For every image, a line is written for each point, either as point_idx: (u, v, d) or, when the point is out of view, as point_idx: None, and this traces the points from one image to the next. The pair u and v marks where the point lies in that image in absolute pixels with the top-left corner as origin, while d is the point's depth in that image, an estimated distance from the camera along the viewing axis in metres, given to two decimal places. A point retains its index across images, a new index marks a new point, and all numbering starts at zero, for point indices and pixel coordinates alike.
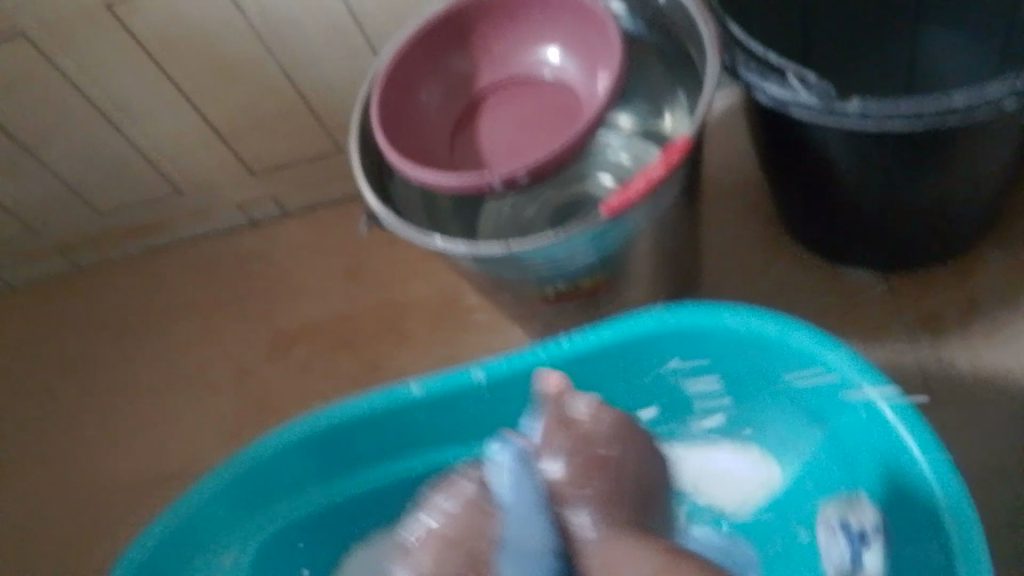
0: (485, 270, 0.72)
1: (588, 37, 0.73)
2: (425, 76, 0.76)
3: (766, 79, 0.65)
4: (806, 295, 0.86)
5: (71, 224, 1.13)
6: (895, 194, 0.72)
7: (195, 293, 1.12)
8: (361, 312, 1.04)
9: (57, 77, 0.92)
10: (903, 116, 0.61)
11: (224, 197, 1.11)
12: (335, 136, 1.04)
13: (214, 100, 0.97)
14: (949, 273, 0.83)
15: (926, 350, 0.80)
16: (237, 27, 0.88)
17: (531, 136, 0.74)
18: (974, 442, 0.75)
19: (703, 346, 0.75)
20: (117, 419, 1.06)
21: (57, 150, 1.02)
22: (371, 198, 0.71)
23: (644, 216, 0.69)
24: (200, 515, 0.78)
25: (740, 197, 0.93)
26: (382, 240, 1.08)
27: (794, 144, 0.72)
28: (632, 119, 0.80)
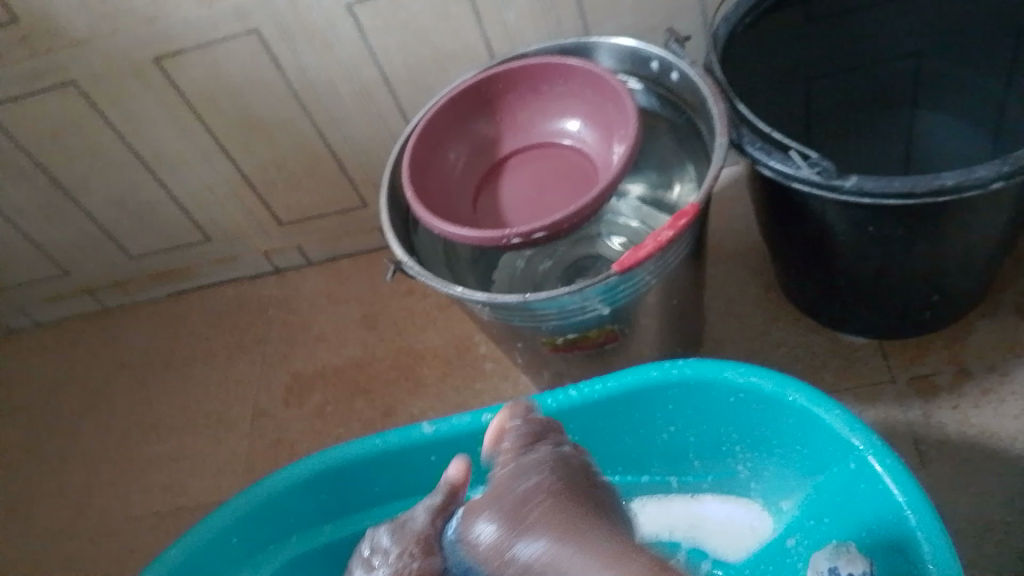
0: (499, 319, 0.75)
1: (605, 108, 0.78)
2: (453, 140, 0.82)
3: (770, 156, 0.71)
4: (804, 355, 0.91)
5: (105, 263, 1.20)
6: (890, 264, 0.78)
7: (218, 336, 1.17)
8: (376, 357, 1.08)
9: (103, 126, 0.98)
10: (897, 193, 0.67)
11: (252, 246, 1.17)
12: (360, 192, 1.09)
13: (247, 153, 1.03)
14: (940, 340, 0.88)
15: (917, 411, 0.84)
16: (276, 86, 0.94)
17: (548, 199, 0.79)
18: (964, 501, 0.78)
19: (704, 401, 0.78)
20: (135, 452, 1.10)
21: (93, 194, 1.08)
22: (396, 247, 0.74)
23: (652, 274, 0.72)
24: (214, 543, 0.80)
25: (742, 265, 0.99)
26: (401, 291, 1.13)
27: (796, 213, 0.78)
28: (644, 186, 0.88)
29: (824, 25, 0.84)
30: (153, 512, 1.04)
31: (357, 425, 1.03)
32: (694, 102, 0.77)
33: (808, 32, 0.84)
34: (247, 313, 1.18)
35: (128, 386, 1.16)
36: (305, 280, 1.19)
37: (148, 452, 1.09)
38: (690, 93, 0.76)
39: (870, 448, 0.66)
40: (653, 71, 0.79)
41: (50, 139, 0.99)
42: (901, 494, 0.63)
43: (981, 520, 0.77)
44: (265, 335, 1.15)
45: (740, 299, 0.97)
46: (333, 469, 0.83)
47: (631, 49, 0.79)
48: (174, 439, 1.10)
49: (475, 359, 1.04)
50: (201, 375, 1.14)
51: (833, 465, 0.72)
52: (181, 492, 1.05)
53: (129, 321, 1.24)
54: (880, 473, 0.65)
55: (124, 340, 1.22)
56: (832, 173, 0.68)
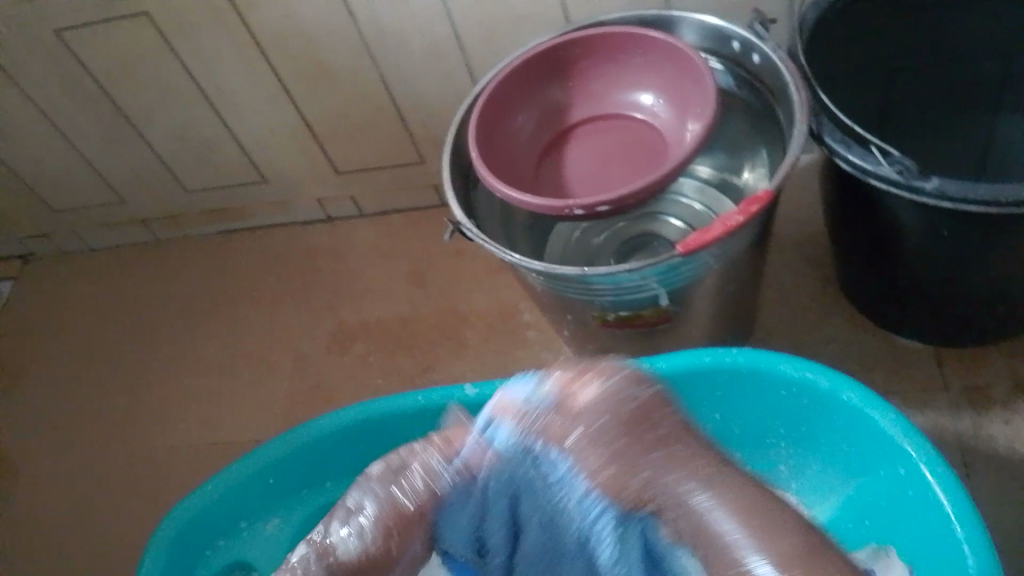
0: (553, 289, 0.75)
1: (683, 85, 0.76)
2: (523, 103, 0.80)
3: (849, 149, 0.68)
4: (855, 354, 0.89)
5: (161, 196, 1.21)
6: (959, 271, 0.75)
7: (265, 279, 1.18)
8: (420, 314, 1.08)
9: (171, 58, 0.98)
10: (979, 199, 0.65)
11: (306, 192, 1.17)
12: (419, 148, 1.09)
13: (311, 99, 1.02)
14: (999, 352, 0.86)
15: (968, 423, 0.83)
16: (347, 34, 0.93)
17: (614, 173, 0.78)
18: (1009, 518, 0.77)
19: (755, 390, 0.77)
20: (176, 384, 1.12)
21: (156, 126, 1.08)
22: (456, 207, 0.73)
23: (714, 258, 0.71)
24: (251, 483, 0.82)
25: (800, 257, 0.97)
26: (450, 250, 1.13)
27: (867, 210, 0.76)
28: (711, 168, 0.86)
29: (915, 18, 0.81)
30: (190, 444, 1.06)
31: (397, 379, 1.03)
32: (774, 87, 0.74)
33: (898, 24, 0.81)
34: (295, 259, 1.19)
35: (174, 319, 1.18)
36: (355, 230, 1.19)
37: (189, 386, 1.11)
38: (770, 76, 0.74)
39: (921, 455, 0.65)
40: (734, 50, 0.77)
41: (119, 67, 1.00)
42: (951, 505, 0.62)
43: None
44: (312, 282, 1.15)
45: (795, 291, 0.95)
46: (373, 423, 0.83)
47: (715, 27, 0.76)
48: (215, 375, 1.11)
49: (519, 326, 1.04)
50: (246, 315, 1.15)
51: (879, 469, 0.71)
52: (219, 428, 1.06)
53: (179, 256, 1.25)
54: (930, 481, 0.64)
55: (174, 274, 1.23)
56: (913, 172, 0.66)
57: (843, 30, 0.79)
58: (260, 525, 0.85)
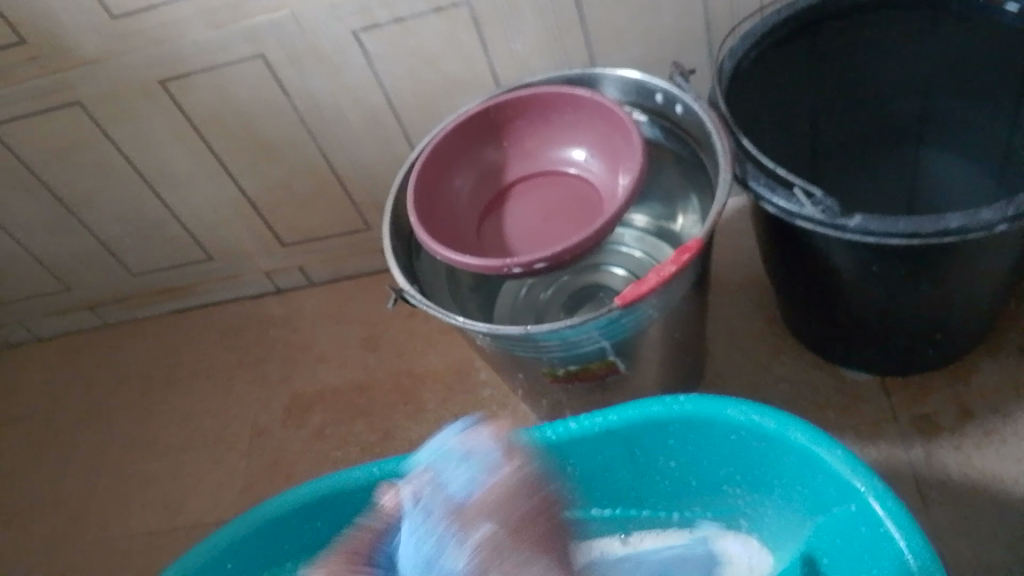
0: (500, 349, 0.75)
1: (613, 138, 0.78)
2: (459, 166, 0.81)
3: (774, 193, 0.70)
4: (806, 390, 0.90)
5: (106, 280, 1.20)
6: (893, 302, 0.77)
7: (218, 356, 1.17)
8: (375, 380, 1.08)
9: (107, 144, 0.98)
10: (901, 233, 0.67)
11: (254, 266, 1.17)
12: (364, 215, 1.09)
13: (252, 174, 1.03)
14: (944, 379, 0.88)
15: (920, 451, 0.84)
16: (283, 109, 0.94)
17: (552, 229, 0.79)
18: (966, 546, 0.77)
19: (704, 438, 0.76)
20: (130, 471, 1.09)
21: (98, 211, 1.08)
22: (397, 274, 0.74)
23: (655, 308, 0.72)
24: (208, 569, 0.79)
25: (745, 298, 0.99)
26: (401, 314, 1.13)
27: (800, 250, 0.77)
28: (647, 217, 0.88)
29: (831, 61, 0.84)
30: (146, 531, 1.03)
31: (355, 449, 1.02)
32: (698, 137, 0.76)
33: (815, 67, 0.84)
34: (247, 332, 1.18)
35: (126, 404, 1.16)
36: (307, 300, 1.19)
37: (144, 471, 1.09)
38: (695, 127, 0.76)
39: (871, 491, 0.65)
40: (658, 103, 0.79)
41: (56, 156, 1.00)
42: (902, 539, 0.62)
43: (982, 565, 0.76)
44: (265, 356, 1.14)
45: (743, 332, 0.96)
46: (329, 497, 0.82)
47: (638, 82, 0.78)
48: (170, 459, 1.09)
49: (475, 385, 1.03)
50: (199, 395, 1.14)
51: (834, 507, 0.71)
52: (176, 513, 1.04)
53: (129, 338, 1.24)
54: (880, 516, 0.64)
55: (124, 357, 1.21)
56: (836, 212, 0.68)
57: (764, 77, 0.82)
58: None
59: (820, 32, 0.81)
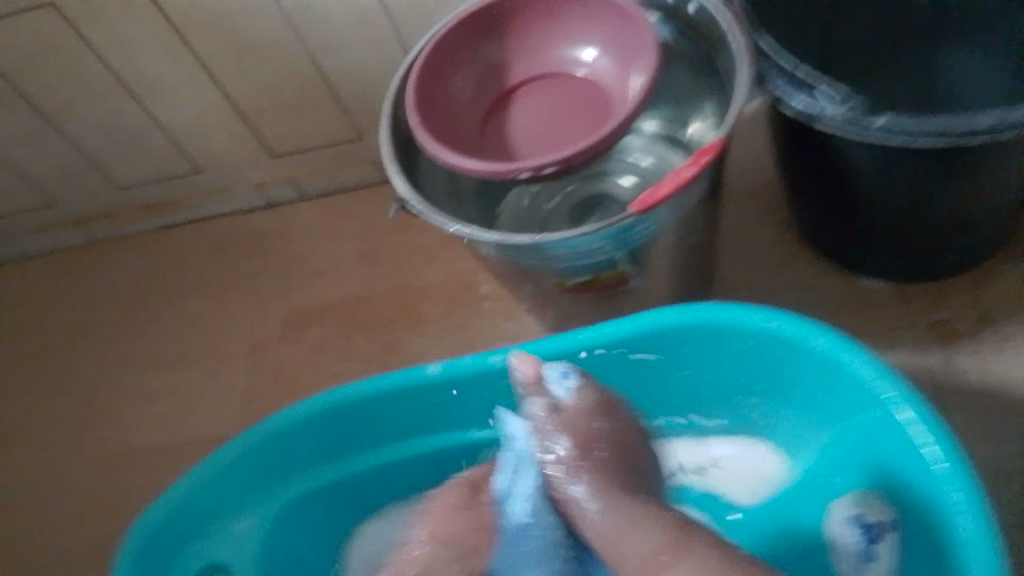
0: (507, 259, 0.72)
1: (626, 34, 0.73)
2: (460, 65, 0.76)
3: (794, 92, 0.67)
4: (820, 295, 0.88)
5: (89, 194, 1.15)
6: (914, 205, 0.74)
7: (211, 272, 1.14)
8: (374, 295, 1.05)
9: (84, 49, 0.92)
10: (928, 134, 0.63)
11: (244, 177, 1.13)
12: (357, 122, 1.04)
13: (238, 80, 0.97)
14: (961, 283, 0.85)
15: (936, 357, 0.82)
16: (267, 9, 0.88)
17: (560, 130, 0.75)
18: (983, 449, 0.76)
19: (721, 344, 0.74)
20: (125, 390, 1.07)
21: (77, 121, 1.03)
22: (399, 181, 0.70)
23: (670, 216, 0.69)
24: (217, 482, 0.79)
25: (755, 202, 0.96)
26: (397, 226, 1.09)
27: (818, 151, 0.74)
28: (658, 122, 0.84)
29: None
30: (147, 451, 1.02)
31: (357, 363, 1.00)
32: (712, 34, 0.72)
33: None
34: (240, 247, 1.14)
35: (120, 322, 1.13)
36: (301, 212, 1.15)
37: (141, 390, 1.07)
38: (707, 24, 0.72)
39: (896, 396, 0.64)
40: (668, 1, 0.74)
41: (28, 62, 0.94)
42: (929, 442, 0.61)
43: (998, 469, 0.75)
44: (260, 271, 1.11)
45: (754, 237, 0.93)
46: (337, 410, 0.80)
47: None
48: (168, 376, 1.07)
49: (477, 299, 1.01)
50: (194, 311, 1.11)
51: (856, 413, 0.70)
52: (176, 430, 1.02)
53: (118, 255, 1.20)
54: (905, 421, 0.63)
55: (112, 274, 1.18)
56: (859, 111, 0.64)
57: None
58: (232, 526, 0.82)
59: None
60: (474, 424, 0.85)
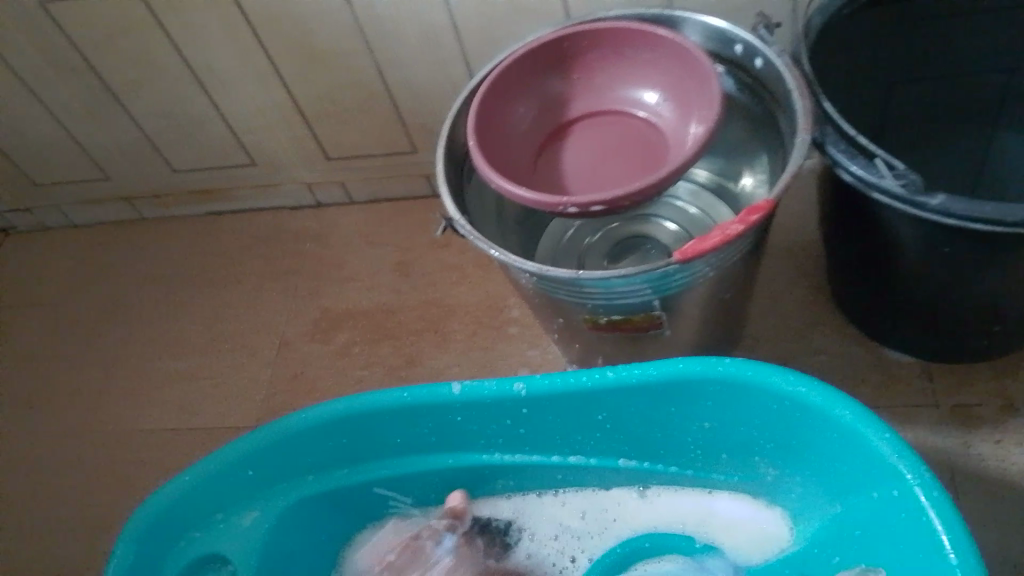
0: (543, 289, 0.73)
1: (688, 83, 0.74)
2: (523, 94, 0.78)
3: (853, 161, 0.67)
4: (846, 364, 0.88)
5: (145, 174, 1.18)
6: (954, 287, 0.74)
7: (250, 263, 1.16)
8: (404, 305, 1.06)
9: (159, 34, 0.95)
10: (984, 218, 0.63)
11: (294, 176, 1.15)
12: (412, 137, 1.07)
13: (303, 83, 1.00)
14: (990, 370, 0.85)
15: (956, 440, 0.82)
16: (342, 19, 0.91)
17: (612, 170, 0.76)
18: (995, 540, 0.76)
19: (744, 401, 0.75)
20: (152, 367, 1.10)
21: (144, 102, 1.06)
22: (448, 202, 0.71)
23: (710, 267, 0.70)
24: (227, 472, 0.80)
25: (792, 264, 0.96)
26: (437, 242, 1.11)
27: (865, 221, 0.74)
28: (708, 172, 0.86)
29: (921, 31, 0.80)
30: (164, 429, 1.04)
31: (380, 370, 1.01)
32: (776, 93, 0.73)
33: (901, 35, 0.80)
34: (282, 243, 1.17)
35: (156, 300, 1.15)
36: (344, 217, 1.17)
37: (167, 369, 1.09)
38: (773, 82, 0.73)
39: (915, 478, 0.63)
40: (737, 54, 0.75)
41: (105, 40, 0.97)
42: (943, 530, 0.60)
43: (1008, 562, 0.75)
44: (297, 268, 1.13)
45: (788, 298, 0.94)
46: (355, 417, 0.81)
47: (719, 29, 0.74)
48: (195, 360, 1.09)
49: (505, 323, 1.02)
50: (228, 299, 1.13)
51: (871, 489, 0.70)
52: (195, 414, 1.04)
53: (162, 236, 1.23)
54: (922, 505, 0.62)
55: (155, 252, 1.21)
56: (917, 188, 0.65)
57: (847, 39, 0.78)
58: (236, 517, 0.83)
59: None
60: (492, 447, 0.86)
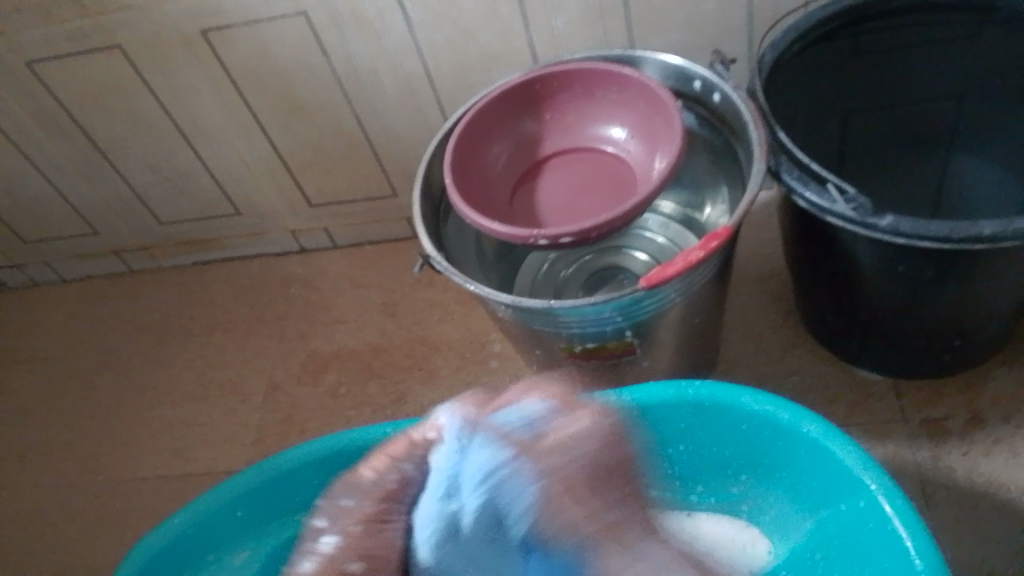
0: (519, 321, 0.75)
1: (651, 120, 0.78)
2: (497, 135, 0.82)
3: (806, 187, 0.71)
4: (819, 384, 0.91)
5: (133, 227, 1.21)
6: (914, 305, 0.77)
7: (238, 309, 1.18)
8: (389, 343, 1.09)
9: (144, 91, 0.99)
10: (931, 236, 0.67)
11: (279, 223, 1.18)
12: (393, 182, 1.10)
13: (284, 133, 1.03)
14: (957, 383, 0.88)
15: (926, 453, 0.84)
16: (320, 71, 0.94)
17: (584, 203, 0.80)
18: (967, 549, 0.78)
19: (718, 421, 0.77)
20: (143, 415, 1.11)
21: (130, 157, 1.09)
22: (427, 241, 0.74)
23: (677, 293, 0.73)
24: (217, 516, 0.82)
25: (763, 289, 0.99)
26: (420, 282, 1.14)
27: (824, 245, 0.78)
28: (674, 204, 0.89)
29: (868, 63, 0.84)
30: (156, 475, 1.05)
31: (368, 409, 1.04)
32: (734, 125, 0.77)
33: (849, 69, 0.84)
34: (269, 288, 1.19)
35: (146, 350, 1.18)
36: (329, 262, 1.20)
37: (158, 416, 1.11)
38: (730, 116, 0.77)
39: (880, 488, 0.66)
40: (696, 90, 0.79)
41: (92, 99, 1.00)
42: (910, 537, 0.63)
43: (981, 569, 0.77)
44: (285, 313, 1.16)
45: (760, 322, 0.97)
46: (344, 453, 0.83)
47: (678, 67, 0.79)
48: (187, 407, 1.11)
49: (488, 357, 1.04)
50: (217, 345, 1.15)
51: (841, 502, 0.72)
52: (187, 459, 1.06)
53: (152, 286, 1.25)
54: (889, 513, 0.64)
55: (146, 303, 1.23)
56: (868, 211, 0.68)
57: (799, 75, 0.82)
58: (229, 557, 0.85)
59: (859, 29, 0.81)
60: None
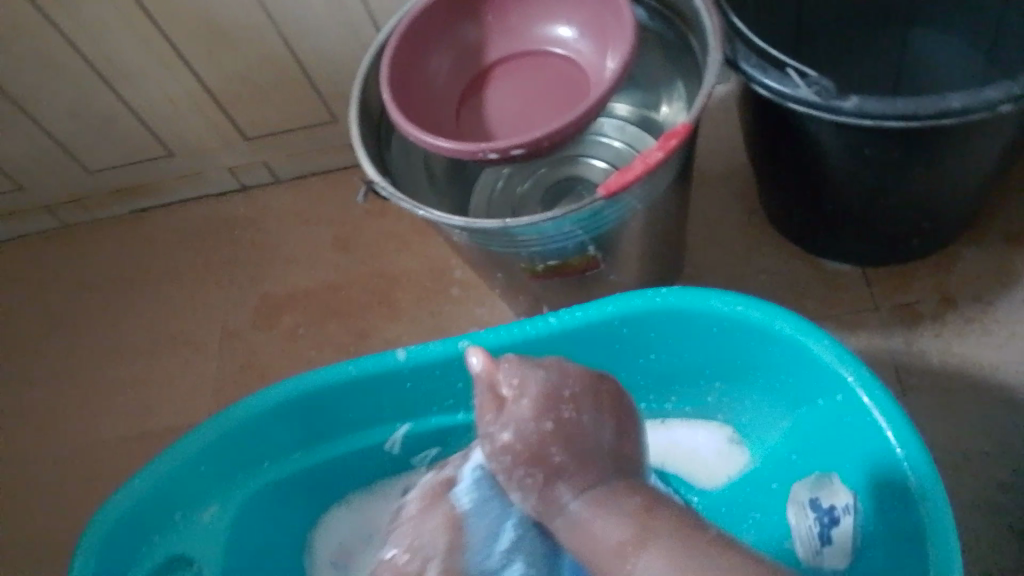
0: (476, 243, 0.71)
1: (601, 16, 0.74)
2: (435, 46, 0.76)
3: (766, 74, 0.67)
4: (787, 281, 0.89)
5: (60, 180, 1.14)
6: (881, 191, 0.75)
7: (183, 257, 1.13)
8: (346, 279, 1.05)
9: (48, 30, 0.91)
10: (897, 115, 0.64)
11: (216, 162, 1.12)
12: (330, 106, 1.05)
13: (209, 64, 0.97)
14: (926, 266, 0.86)
15: (900, 340, 0.83)
16: None
17: (536, 111, 0.76)
18: (946, 432, 0.77)
19: (687, 327, 0.75)
20: (96, 376, 1.07)
21: (45, 104, 1.01)
22: (368, 164, 0.69)
23: (637, 199, 0.69)
24: (182, 473, 0.78)
25: (724, 189, 0.97)
26: (372, 211, 1.09)
27: (787, 136, 0.74)
28: (629, 105, 0.85)
29: None
30: (117, 437, 1.01)
31: (330, 348, 1.00)
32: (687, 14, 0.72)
33: None
34: (214, 232, 1.14)
35: (91, 309, 1.12)
36: (273, 199, 1.14)
37: (112, 376, 1.06)
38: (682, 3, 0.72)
39: (858, 381, 0.64)
40: None
41: None
42: (891, 428, 0.61)
43: (960, 450, 0.76)
44: (233, 257, 1.11)
45: (724, 223, 0.94)
46: (307, 396, 0.79)
47: None
48: (141, 363, 1.06)
49: (449, 284, 1.01)
50: (166, 297, 1.10)
51: (820, 398, 0.71)
52: (148, 416, 1.02)
53: (88, 241, 1.19)
54: (868, 406, 0.63)
55: (85, 259, 1.17)
56: (831, 93, 0.64)
57: None
58: (196, 516, 0.80)
59: None
60: (453, 407, 0.86)
